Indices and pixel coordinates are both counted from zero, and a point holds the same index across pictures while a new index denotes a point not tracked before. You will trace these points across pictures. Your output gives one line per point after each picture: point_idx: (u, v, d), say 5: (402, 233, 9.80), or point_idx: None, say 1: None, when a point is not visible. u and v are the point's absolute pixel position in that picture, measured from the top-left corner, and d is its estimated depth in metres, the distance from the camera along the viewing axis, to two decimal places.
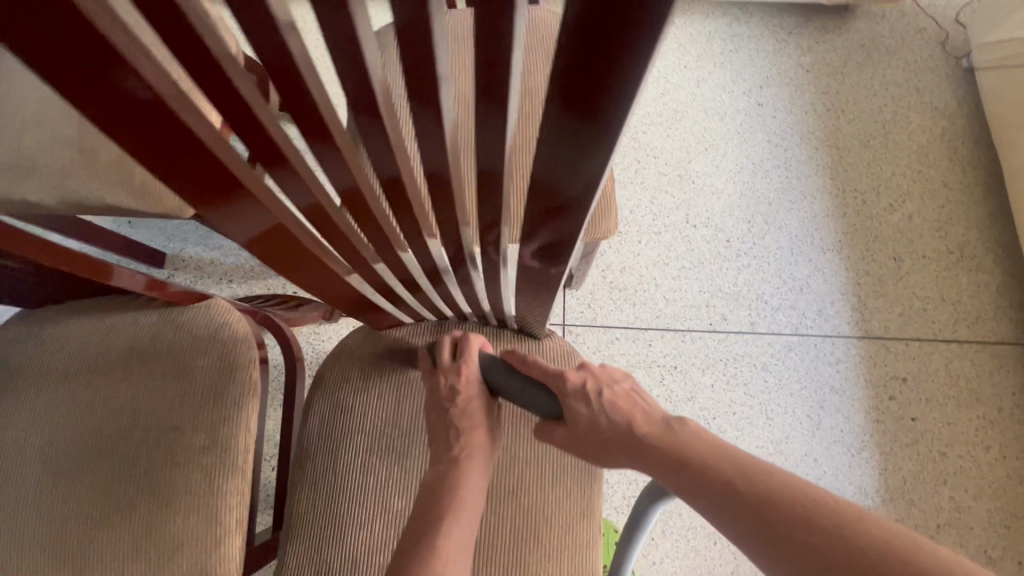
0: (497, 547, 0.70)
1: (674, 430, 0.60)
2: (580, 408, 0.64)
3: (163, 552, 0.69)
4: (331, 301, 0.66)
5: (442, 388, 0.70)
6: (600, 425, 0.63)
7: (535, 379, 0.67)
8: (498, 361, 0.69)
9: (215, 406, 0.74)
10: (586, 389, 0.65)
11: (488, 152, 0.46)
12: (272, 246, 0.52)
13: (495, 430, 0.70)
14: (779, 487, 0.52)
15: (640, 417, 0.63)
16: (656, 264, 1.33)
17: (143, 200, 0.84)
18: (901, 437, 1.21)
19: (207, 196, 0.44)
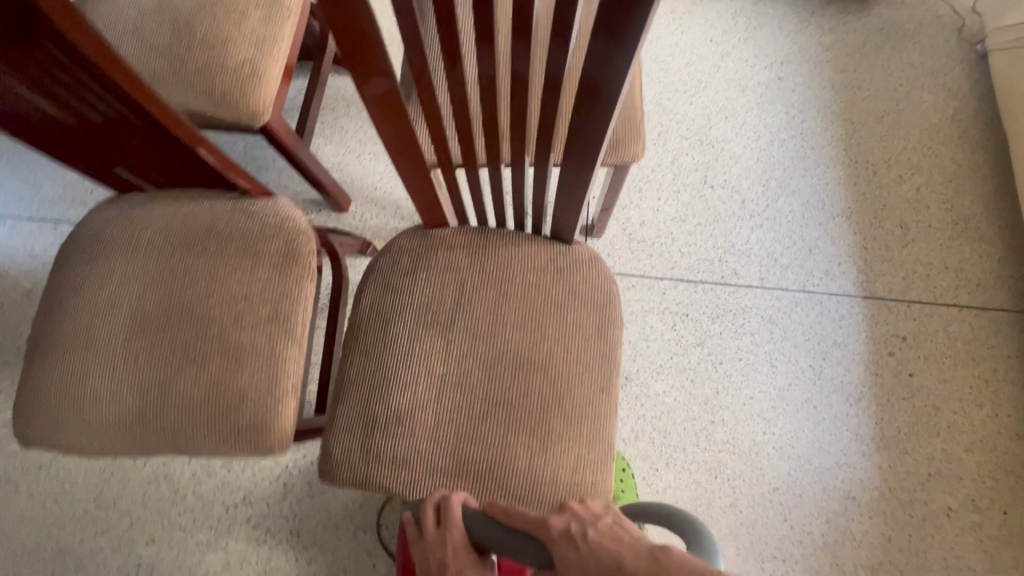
0: (524, 419, 0.78)
1: (662, 561, 0.51)
2: (566, 551, 0.57)
3: (233, 401, 0.79)
4: (413, 193, 0.79)
5: (433, 560, 0.69)
6: (586, 569, 0.55)
7: (519, 529, 0.64)
8: (479, 515, 0.67)
9: (280, 283, 0.84)
10: (569, 531, 0.59)
11: (556, 24, 0.55)
12: (371, 89, 0.63)
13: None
14: None
15: (628, 551, 0.54)
16: (674, 219, 1.41)
17: (222, 107, 0.94)
18: (898, 390, 1.28)
19: (346, 45, 0.58)
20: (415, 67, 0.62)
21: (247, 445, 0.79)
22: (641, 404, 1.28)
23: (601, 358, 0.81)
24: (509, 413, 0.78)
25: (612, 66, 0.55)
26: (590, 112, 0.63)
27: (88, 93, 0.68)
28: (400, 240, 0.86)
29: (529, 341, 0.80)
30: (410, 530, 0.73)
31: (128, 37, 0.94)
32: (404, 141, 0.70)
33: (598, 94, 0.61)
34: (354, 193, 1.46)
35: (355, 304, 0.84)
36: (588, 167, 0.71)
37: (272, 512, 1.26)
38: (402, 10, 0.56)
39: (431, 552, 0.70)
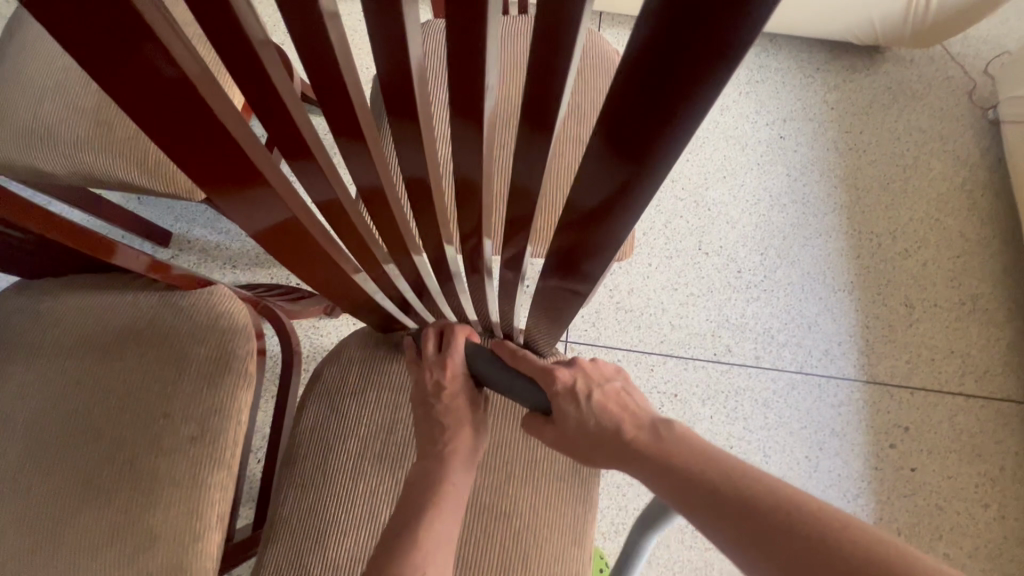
0: (482, 568, 0.68)
1: (662, 436, 0.59)
2: (568, 408, 0.62)
3: (140, 542, 0.67)
4: (336, 299, 0.65)
5: (428, 384, 0.69)
6: (586, 420, 0.62)
7: (522, 371, 0.66)
8: (486, 352, 0.69)
9: (208, 395, 0.72)
10: (575, 389, 0.64)
11: (522, 163, 0.45)
12: (282, 239, 0.51)
13: (481, 423, 0.69)
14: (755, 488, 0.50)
15: (627, 418, 0.62)
16: (665, 288, 1.32)
17: (155, 178, 0.83)
18: (899, 486, 1.19)
19: (224, 185, 0.42)
20: (335, 208, 0.50)
21: None
22: (624, 494, 1.16)
23: (575, 491, 0.72)
24: (466, 561, 0.68)
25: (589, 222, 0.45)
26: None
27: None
28: (350, 344, 0.76)
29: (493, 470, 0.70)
30: (411, 350, 0.72)
31: (50, 96, 0.82)
32: (321, 262, 0.55)
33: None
34: None
35: (296, 420, 0.73)
36: (566, 309, 0.60)
37: None
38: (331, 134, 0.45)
39: (430, 375, 0.69)
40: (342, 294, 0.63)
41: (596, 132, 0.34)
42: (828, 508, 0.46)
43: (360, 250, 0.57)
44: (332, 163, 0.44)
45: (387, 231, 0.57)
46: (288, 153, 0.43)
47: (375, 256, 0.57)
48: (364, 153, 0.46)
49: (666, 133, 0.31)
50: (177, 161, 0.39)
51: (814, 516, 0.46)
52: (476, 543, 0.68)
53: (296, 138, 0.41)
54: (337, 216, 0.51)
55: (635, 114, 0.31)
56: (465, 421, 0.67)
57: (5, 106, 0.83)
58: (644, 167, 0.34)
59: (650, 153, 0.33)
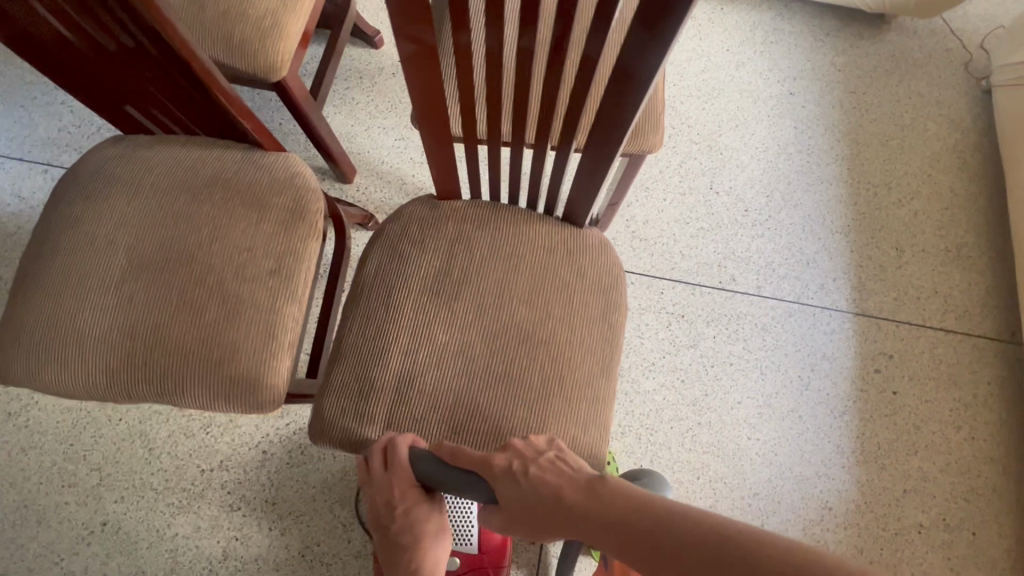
0: (522, 395, 0.77)
1: (598, 492, 0.62)
2: (511, 488, 0.65)
3: (226, 354, 0.77)
4: (426, 138, 0.74)
5: (382, 499, 0.73)
6: (527, 496, 0.64)
7: (465, 468, 0.68)
8: (428, 455, 0.70)
9: (285, 238, 0.82)
10: (512, 470, 0.66)
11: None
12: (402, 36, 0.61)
13: (438, 517, 0.76)
14: (696, 532, 0.56)
15: (566, 484, 0.64)
16: (678, 221, 1.42)
17: (238, 56, 0.92)
18: (881, 407, 1.30)
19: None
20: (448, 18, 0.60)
21: (236, 399, 0.77)
22: (631, 401, 1.29)
23: (605, 342, 0.81)
24: (508, 388, 0.77)
25: (649, 54, 0.55)
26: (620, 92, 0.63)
27: (108, 18, 0.67)
28: (410, 208, 0.86)
29: (535, 314, 0.80)
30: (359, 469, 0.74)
31: None
32: (433, 100, 0.69)
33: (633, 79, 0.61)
34: (360, 165, 1.45)
35: (361, 265, 0.83)
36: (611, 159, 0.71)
37: (248, 479, 1.23)
38: None
39: (380, 494, 0.73)
40: (437, 148, 0.76)
41: (636, 15, 0.52)
42: (767, 544, 0.53)
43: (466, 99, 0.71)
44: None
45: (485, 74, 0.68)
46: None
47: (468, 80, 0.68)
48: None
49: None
50: None
51: (754, 558, 0.53)
52: (517, 374, 0.78)
53: None
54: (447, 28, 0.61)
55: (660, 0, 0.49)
56: (420, 523, 0.74)
57: None
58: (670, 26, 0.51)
59: (674, 9, 0.49)
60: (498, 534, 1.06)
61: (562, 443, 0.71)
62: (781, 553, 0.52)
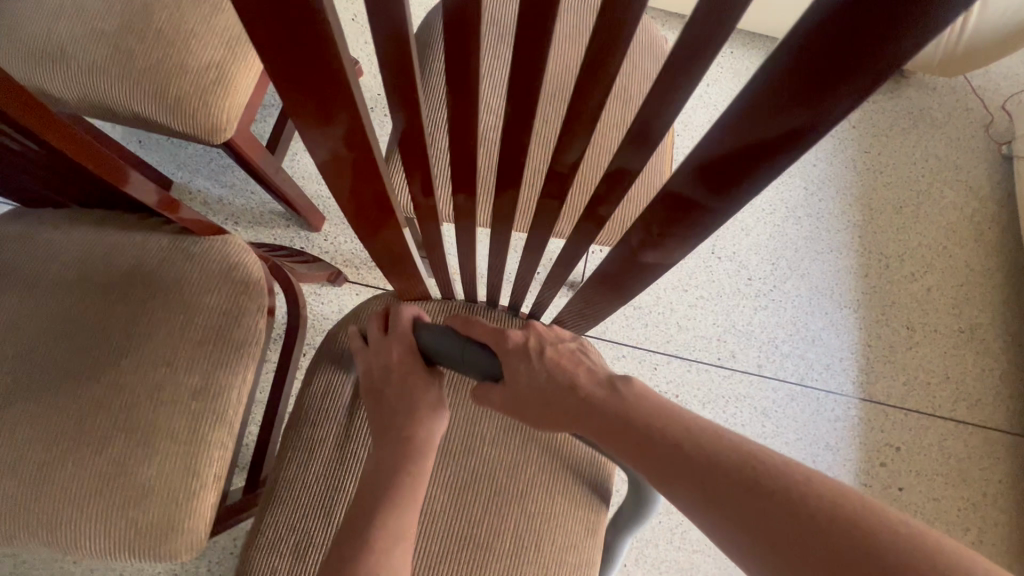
0: (493, 553, 0.64)
1: (617, 389, 0.56)
2: (521, 363, 0.59)
3: (133, 497, 0.63)
4: (384, 258, 0.64)
5: (376, 367, 0.65)
6: (539, 377, 0.59)
7: (476, 340, 0.62)
8: (438, 324, 0.65)
9: (215, 349, 0.69)
10: (528, 348, 0.61)
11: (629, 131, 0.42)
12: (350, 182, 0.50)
13: (436, 399, 0.64)
14: (720, 445, 0.49)
15: (584, 377, 0.59)
16: (676, 289, 1.31)
17: (175, 116, 0.78)
18: (885, 505, 1.20)
19: (327, 123, 0.41)
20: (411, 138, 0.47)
21: (144, 551, 0.64)
22: None
23: (595, 484, 0.68)
24: (476, 546, 0.64)
25: None
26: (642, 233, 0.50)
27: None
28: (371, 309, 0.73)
29: (512, 451, 0.67)
30: (356, 340, 0.67)
31: (67, 16, 0.77)
32: (386, 218, 0.55)
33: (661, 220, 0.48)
34: (330, 211, 1.31)
35: (307, 381, 0.70)
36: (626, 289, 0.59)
37: (184, 570, 1.09)
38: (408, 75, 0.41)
39: (376, 359, 0.65)
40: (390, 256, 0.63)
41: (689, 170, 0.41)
42: (800, 471, 0.45)
43: (423, 205, 0.58)
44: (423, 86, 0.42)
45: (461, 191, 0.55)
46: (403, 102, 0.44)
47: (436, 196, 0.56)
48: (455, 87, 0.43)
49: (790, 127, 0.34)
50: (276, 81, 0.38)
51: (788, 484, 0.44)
52: (489, 526, 0.65)
53: (400, 51, 0.38)
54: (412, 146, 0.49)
55: (727, 165, 0.39)
56: (413, 399, 0.63)
57: (21, 22, 0.78)
58: (757, 165, 0.38)
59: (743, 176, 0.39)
60: None
61: (583, 342, 0.66)
62: (819, 479, 0.44)
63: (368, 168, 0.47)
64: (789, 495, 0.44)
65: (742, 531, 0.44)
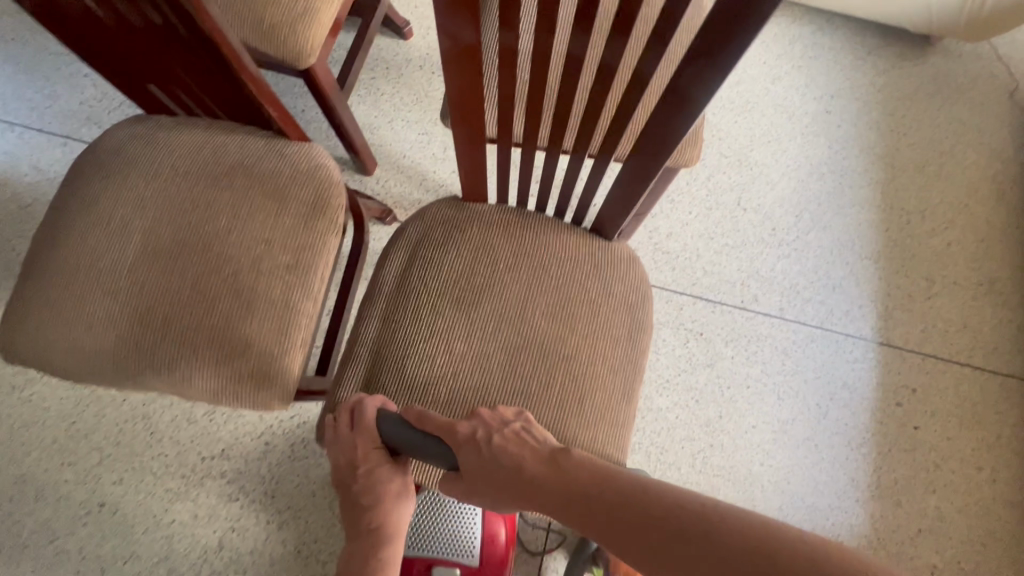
0: (542, 408, 0.74)
1: (560, 464, 0.63)
2: (471, 457, 0.65)
3: (235, 349, 0.74)
4: (459, 154, 0.74)
5: (345, 461, 0.71)
6: (490, 467, 0.64)
7: (430, 433, 0.67)
8: (395, 418, 0.69)
9: (304, 232, 0.80)
10: (476, 438, 0.66)
11: (660, 22, 0.51)
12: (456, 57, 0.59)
13: (403, 483, 0.73)
14: (653, 502, 0.56)
15: (530, 456, 0.64)
16: (702, 237, 1.39)
17: (268, 41, 0.90)
18: (901, 441, 1.26)
19: None
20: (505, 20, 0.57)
21: (244, 395, 0.75)
22: (643, 417, 1.26)
23: (628, 357, 0.78)
24: (526, 401, 0.74)
25: (707, 79, 0.52)
26: (666, 121, 0.60)
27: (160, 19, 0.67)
28: (435, 208, 0.83)
29: (556, 325, 0.76)
30: (328, 434, 0.72)
31: None
32: (470, 101, 0.65)
33: (676, 109, 0.57)
34: (381, 157, 1.42)
35: (379, 265, 0.81)
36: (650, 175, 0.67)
37: (249, 469, 1.21)
38: None
39: (344, 453, 0.71)
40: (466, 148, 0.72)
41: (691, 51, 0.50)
42: (723, 516, 0.52)
43: (503, 99, 0.68)
44: None
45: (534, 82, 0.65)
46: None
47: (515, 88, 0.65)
48: None
49: (733, 40, 0.46)
50: None
51: (716, 530, 0.51)
52: (538, 385, 0.75)
53: None
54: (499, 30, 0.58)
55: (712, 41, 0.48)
56: (381, 486, 0.71)
57: None
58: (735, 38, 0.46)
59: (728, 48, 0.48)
60: (501, 547, 1.01)
61: (529, 415, 0.70)
62: (737, 521, 0.51)
63: (461, 39, 0.57)
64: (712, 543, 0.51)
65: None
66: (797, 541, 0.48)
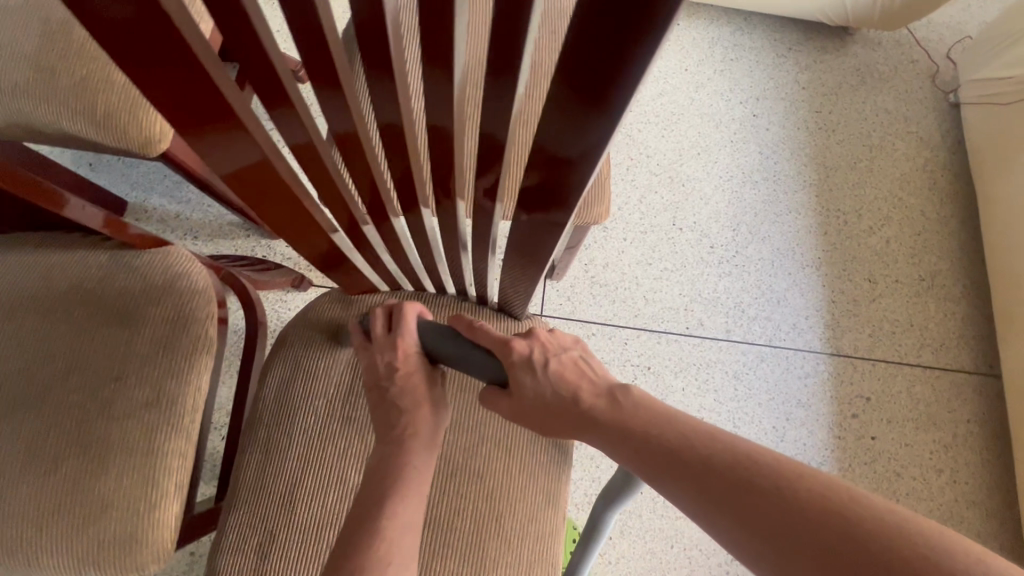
0: (455, 532, 0.65)
1: (618, 399, 0.59)
2: (526, 378, 0.60)
3: (91, 514, 0.64)
4: (316, 262, 0.66)
5: (379, 366, 0.65)
6: (544, 391, 0.60)
7: (480, 344, 0.63)
8: (442, 329, 0.65)
9: (163, 360, 0.69)
10: (532, 359, 0.61)
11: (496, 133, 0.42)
12: (255, 186, 0.51)
13: (440, 400, 0.65)
14: (720, 445, 0.51)
15: (587, 387, 0.61)
16: (640, 263, 1.32)
17: (105, 132, 0.78)
18: (859, 454, 1.23)
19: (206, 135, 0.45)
20: (310, 156, 0.48)
21: (108, 565, 0.64)
22: (597, 466, 1.18)
23: (550, 452, 0.69)
24: (437, 529, 0.65)
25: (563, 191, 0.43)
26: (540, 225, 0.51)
27: None
28: (318, 304, 0.73)
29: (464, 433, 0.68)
30: (358, 336, 0.67)
31: None
32: (296, 224, 0.57)
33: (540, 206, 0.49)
34: None
35: (259, 384, 0.70)
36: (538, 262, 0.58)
37: None
38: (280, 106, 0.41)
39: (381, 358, 0.65)
40: (321, 253, 0.63)
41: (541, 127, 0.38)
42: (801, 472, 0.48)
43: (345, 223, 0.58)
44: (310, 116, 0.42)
45: (374, 203, 0.55)
46: (272, 117, 0.43)
47: (354, 216, 0.56)
48: (336, 103, 0.42)
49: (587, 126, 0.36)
50: (157, 105, 0.42)
51: (790, 493, 0.46)
52: (450, 505, 0.66)
53: (274, 88, 0.39)
54: (309, 163, 0.49)
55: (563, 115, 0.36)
56: (417, 395, 0.63)
57: None
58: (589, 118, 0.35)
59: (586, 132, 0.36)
60: None
61: (585, 348, 0.66)
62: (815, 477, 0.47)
63: (262, 168, 0.48)
64: (785, 496, 0.46)
65: (739, 523, 0.47)
66: (883, 510, 0.44)
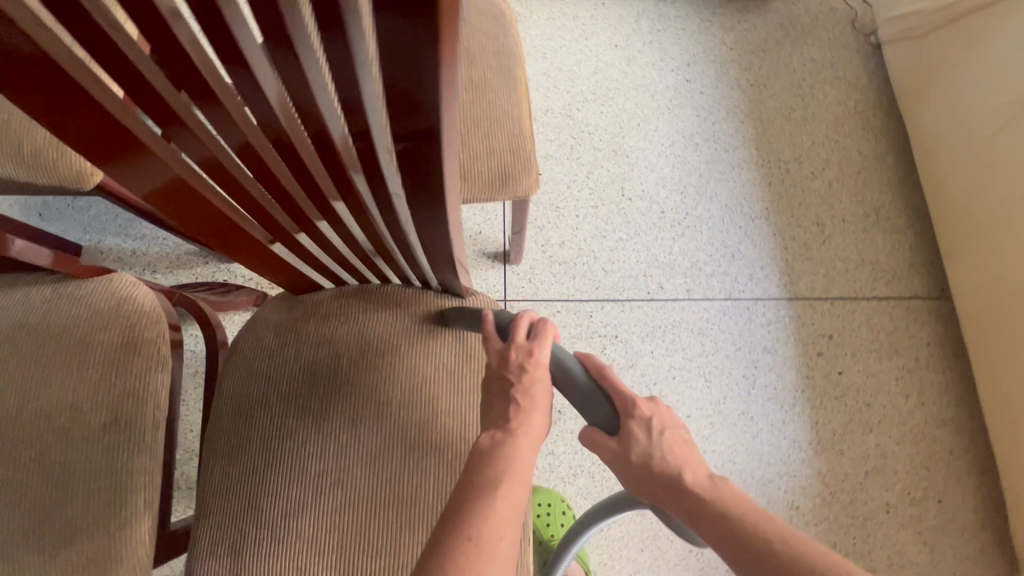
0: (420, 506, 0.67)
1: (719, 486, 0.54)
2: (639, 434, 0.57)
3: (63, 538, 0.65)
4: (264, 272, 0.68)
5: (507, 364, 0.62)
6: (653, 455, 0.56)
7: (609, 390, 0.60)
8: (578, 362, 0.62)
9: (117, 382, 0.70)
10: (652, 422, 0.57)
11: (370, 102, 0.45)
12: (180, 208, 0.54)
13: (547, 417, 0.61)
14: (819, 560, 0.48)
15: (695, 464, 0.56)
16: (595, 237, 1.35)
17: (36, 171, 0.79)
18: (829, 390, 1.27)
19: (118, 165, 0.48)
20: (220, 170, 0.51)
21: None
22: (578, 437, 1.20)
23: None
24: (403, 505, 0.67)
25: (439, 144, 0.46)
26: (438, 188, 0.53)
27: None
28: (265, 311, 0.75)
29: (418, 411, 0.69)
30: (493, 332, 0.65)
31: None
32: (226, 241, 0.60)
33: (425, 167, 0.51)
34: None
35: (216, 393, 0.72)
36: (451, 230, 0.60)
37: None
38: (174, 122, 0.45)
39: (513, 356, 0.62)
40: (264, 263, 0.66)
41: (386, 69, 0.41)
42: None
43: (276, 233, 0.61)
44: (203, 128, 0.46)
45: (294, 211, 0.57)
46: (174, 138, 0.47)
47: (280, 224, 0.59)
48: (212, 102, 0.44)
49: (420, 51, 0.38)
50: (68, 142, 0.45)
51: None
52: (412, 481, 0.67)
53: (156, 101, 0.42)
54: (222, 180, 0.52)
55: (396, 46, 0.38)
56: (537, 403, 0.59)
57: None
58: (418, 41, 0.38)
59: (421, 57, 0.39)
60: None
61: None
62: None
63: (181, 190, 0.51)
64: None
65: None
66: None
